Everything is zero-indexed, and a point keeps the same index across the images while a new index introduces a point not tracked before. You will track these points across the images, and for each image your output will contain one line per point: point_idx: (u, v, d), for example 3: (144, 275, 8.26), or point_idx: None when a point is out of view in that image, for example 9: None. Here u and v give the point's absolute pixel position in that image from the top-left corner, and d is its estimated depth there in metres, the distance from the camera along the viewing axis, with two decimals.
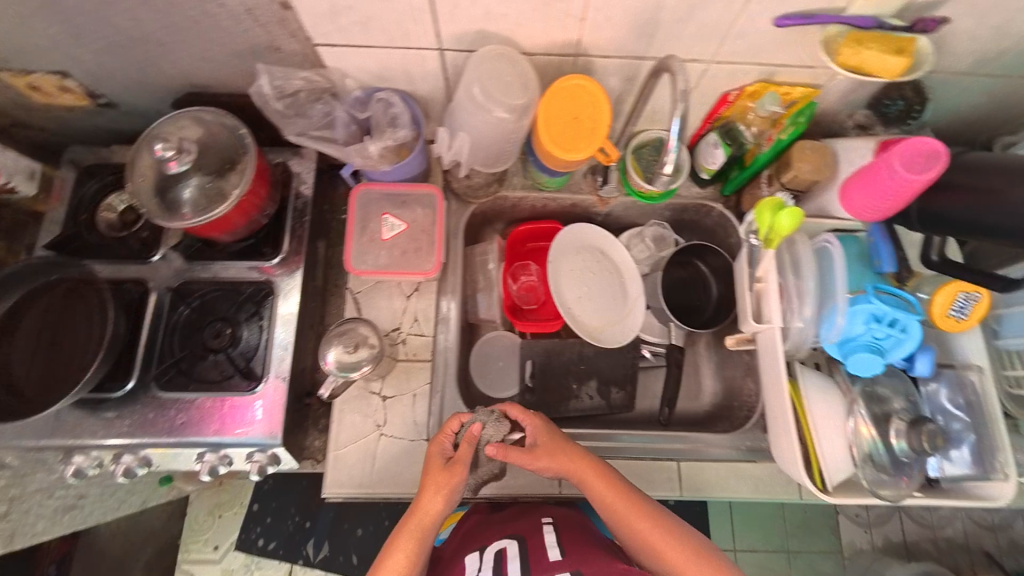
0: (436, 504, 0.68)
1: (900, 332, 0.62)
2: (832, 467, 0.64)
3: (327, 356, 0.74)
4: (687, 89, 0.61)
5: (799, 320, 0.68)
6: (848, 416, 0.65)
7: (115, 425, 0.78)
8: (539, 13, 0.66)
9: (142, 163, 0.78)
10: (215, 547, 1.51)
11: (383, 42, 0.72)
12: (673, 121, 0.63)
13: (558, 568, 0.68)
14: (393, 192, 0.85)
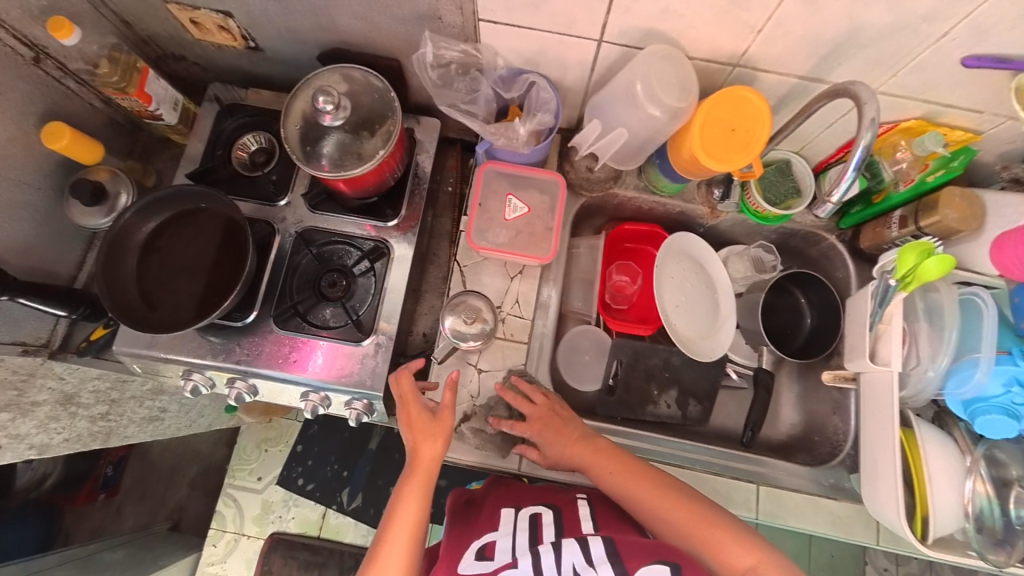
0: (434, 446, 0.73)
1: None
2: (939, 522, 0.63)
3: (445, 322, 0.81)
4: (875, 120, 0.59)
5: (929, 369, 0.68)
6: (965, 475, 0.64)
7: (233, 352, 0.83)
8: (717, 19, 0.66)
9: (297, 110, 0.82)
10: (259, 478, 1.43)
11: (545, 25, 0.72)
12: (858, 147, 0.59)
13: (590, 533, 0.65)
14: (516, 174, 0.87)
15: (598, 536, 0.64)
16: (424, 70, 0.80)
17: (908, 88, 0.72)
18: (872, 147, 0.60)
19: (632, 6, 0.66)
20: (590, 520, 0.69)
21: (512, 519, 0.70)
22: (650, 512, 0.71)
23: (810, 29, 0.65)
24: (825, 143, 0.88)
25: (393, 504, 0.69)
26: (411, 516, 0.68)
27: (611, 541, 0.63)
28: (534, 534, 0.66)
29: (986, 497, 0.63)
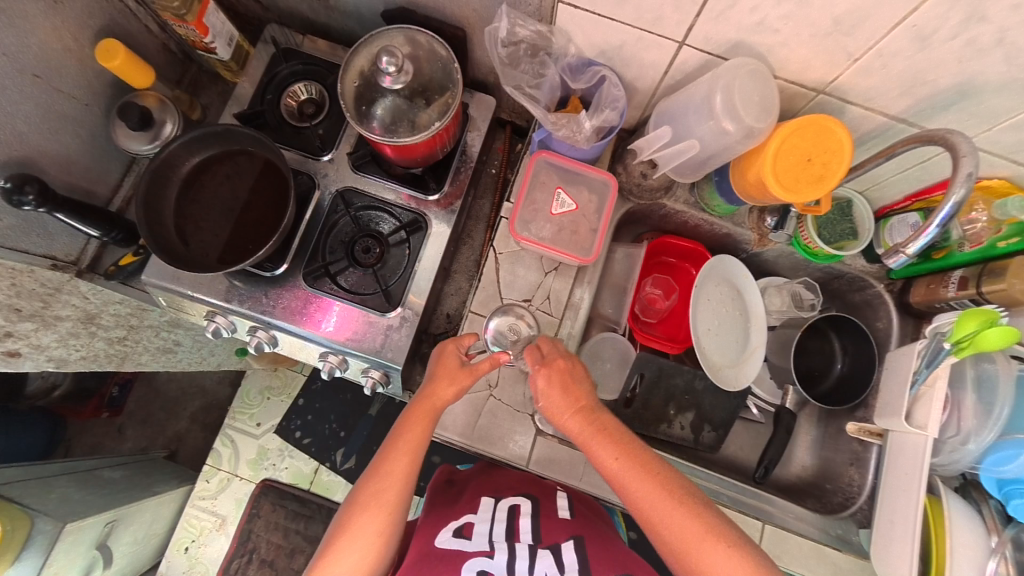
0: (447, 395, 0.72)
1: None
2: None
3: (489, 322, 0.80)
4: (975, 174, 0.55)
5: (970, 442, 0.65)
6: (990, 553, 0.62)
7: (259, 302, 0.82)
8: (814, 41, 0.62)
9: (355, 67, 0.80)
10: (259, 424, 1.45)
11: (628, 19, 0.68)
12: (951, 201, 0.55)
13: (564, 532, 0.67)
14: (568, 168, 0.84)
15: (569, 538, 0.66)
16: (494, 45, 0.76)
17: (1001, 145, 0.67)
18: (963, 202, 0.56)
19: (726, 13, 0.62)
20: (565, 512, 0.72)
21: (491, 508, 0.71)
22: (636, 492, 0.62)
23: (912, 67, 0.61)
24: (895, 187, 0.84)
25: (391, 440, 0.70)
26: (405, 464, 0.68)
27: (582, 544, 0.65)
28: (512, 526, 0.67)
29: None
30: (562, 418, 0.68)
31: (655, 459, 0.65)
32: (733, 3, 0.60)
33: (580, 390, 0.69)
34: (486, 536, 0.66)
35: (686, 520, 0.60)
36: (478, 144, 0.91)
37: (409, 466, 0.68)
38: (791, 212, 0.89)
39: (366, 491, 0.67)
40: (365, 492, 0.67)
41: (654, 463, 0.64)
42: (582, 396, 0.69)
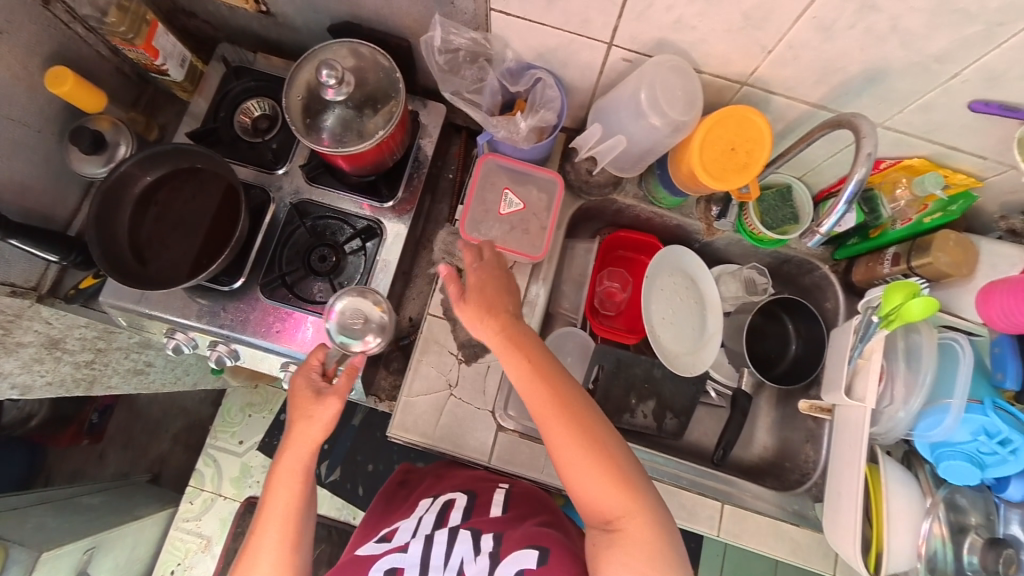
0: (314, 433, 0.70)
1: (1007, 453, 0.61)
2: (892, 559, 0.64)
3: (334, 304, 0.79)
4: (874, 154, 0.58)
5: (901, 409, 0.68)
6: (924, 515, 0.65)
7: (217, 316, 0.83)
8: (730, 36, 0.65)
9: (301, 80, 0.82)
10: (241, 441, 1.45)
11: (557, 23, 0.71)
12: (853, 180, 0.59)
13: (492, 523, 0.70)
14: (517, 169, 0.87)
15: (494, 530, 0.69)
16: (431, 54, 0.79)
17: (915, 126, 0.70)
18: (865, 181, 0.60)
19: (645, 13, 0.65)
20: (499, 508, 0.73)
21: (425, 506, 0.76)
22: (532, 410, 0.65)
23: (821, 57, 0.64)
24: (831, 170, 0.87)
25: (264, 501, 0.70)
26: (284, 520, 0.69)
27: (501, 534, 0.68)
28: (441, 516, 0.73)
29: (940, 540, 0.64)
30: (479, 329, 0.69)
31: (564, 381, 0.66)
32: (649, 3, 0.63)
33: (497, 311, 0.69)
34: (409, 530, 0.72)
35: (567, 440, 0.62)
36: (430, 150, 0.93)
37: (287, 525, 0.69)
38: (735, 202, 0.93)
39: (249, 553, 0.68)
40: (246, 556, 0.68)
41: (569, 397, 0.65)
42: (504, 315, 0.68)
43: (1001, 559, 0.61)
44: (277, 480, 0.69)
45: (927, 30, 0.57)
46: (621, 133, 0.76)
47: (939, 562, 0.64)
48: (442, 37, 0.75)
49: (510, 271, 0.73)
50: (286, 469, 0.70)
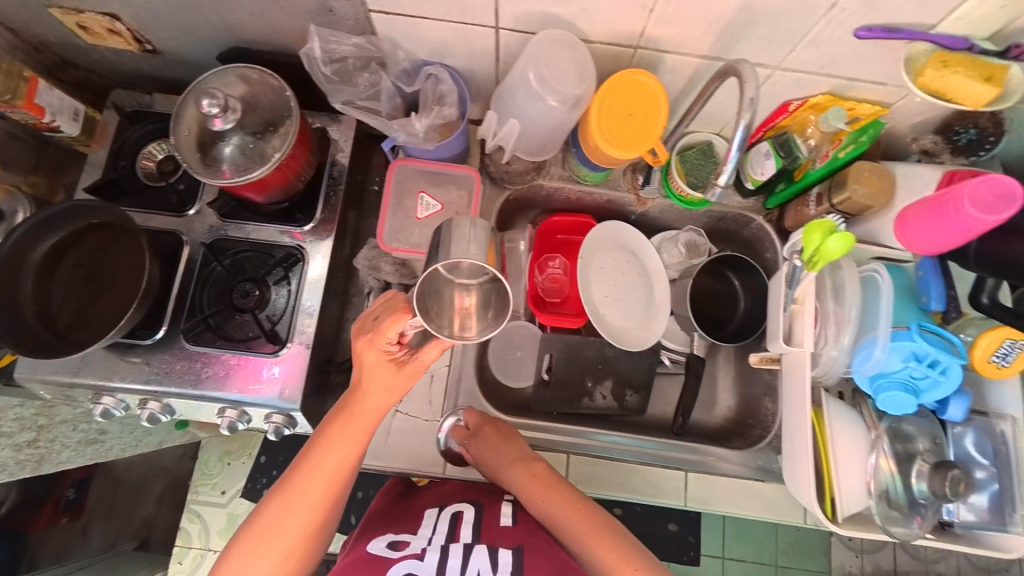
0: (381, 403, 0.70)
1: (939, 374, 0.60)
2: (845, 499, 0.64)
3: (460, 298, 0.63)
4: (757, 98, 0.59)
5: (833, 348, 0.68)
6: (870, 450, 0.65)
7: (143, 372, 0.80)
8: (608, 1, 0.63)
9: (187, 117, 0.77)
10: (223, 492, 1.40)
11: (439, 14, 0.69)
12: (737, 128, 0.60)
13: (504, 535, 0.71)
14: (432, 170, 0.84)
15: (510, 544, 0.70)
16: (314, 66, 0.74)
17: (811, 63, 0.69)
18: (751, 129, 0.62)
19: None
20: (508, 519, 0.75)
21: (433, 519, 0.73)
22: (574, 539, 0.71)
23: (701, 9, 0.63)
24: (747, 121, 0.85)
25: (308, 450, 0.70)
26: (324, 480, 0.68)
27: (520, 551, 0.68)
28: (452, 531, 0.71)
29: (888, 473, 0.64)
30: (503, 472, 0.79)
31: (591, 505, 0.74)
32: None
33: (517, 448, 0.80)
34: (425, 538, 0.70)
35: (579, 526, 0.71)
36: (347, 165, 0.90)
37: (328, 485, 0.68)
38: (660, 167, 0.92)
39: (278, 501, 0.68)
40: (271, 503, 0.68)
41: (598, 517, 0.72)
42: (523, 454, 0.80)
43: (945, 479, 0.61)
44: (328, 437, 0.69)
45: None
46: (516, 115, 0.73)
47: (887, 497, 0.64)
48: (322, 47, 0.72)
49: (507, 420, 0.85)
50: (343, 427, 0.69)
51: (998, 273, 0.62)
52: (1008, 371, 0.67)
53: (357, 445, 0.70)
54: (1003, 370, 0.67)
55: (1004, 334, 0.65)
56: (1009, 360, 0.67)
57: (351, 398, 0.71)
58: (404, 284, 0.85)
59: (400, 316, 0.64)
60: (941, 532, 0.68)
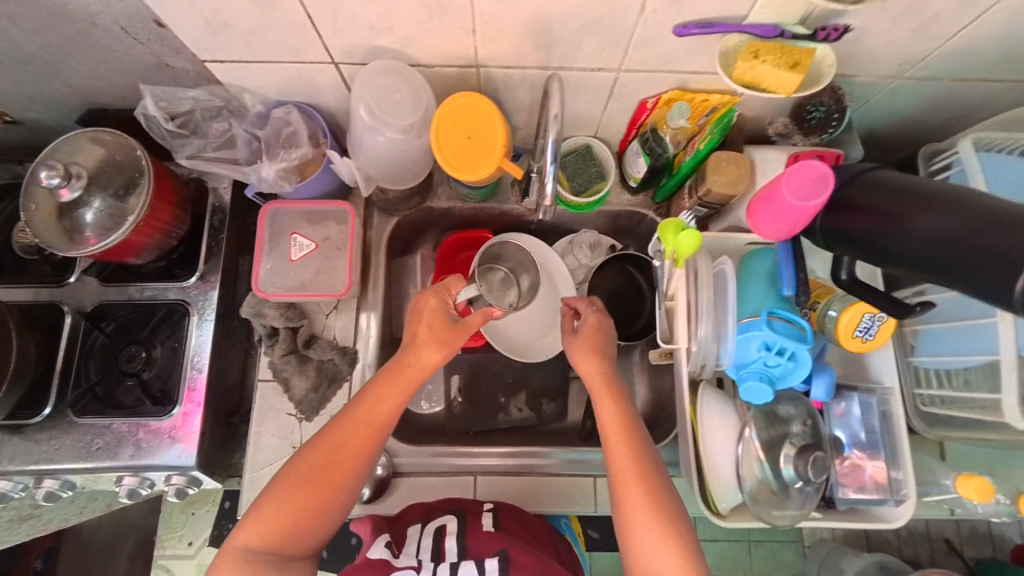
0: (431, 361, 0.71)
1: (789, 360, 0.64)
2: (722, 490, 0.68)
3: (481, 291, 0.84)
4: (560, 113, 0.58)
5: (697, 342, 0.68)
6: (739, 438, 0.69)
7: (35, 451, 0.79)
8: (427, 27, 0.62)
9: (35, 190, 0.73)
10: (190, 542, 1.19)
11: (271, 57, 0.68)
12: (545, 143, 0.59)
13: (490, 542, 0.69)
14: (307, 209, 0.83)
15: (494, 550, 0.68)
16: (154, 123, 0.75)
17: (650, 61, 0.68)
18: (562, 141, 0.60)
19: (336, 28, 0.62)
20: (491, 525, 0.73)
21: (417, 537, 0.71)
22: (615, 467, 0.65)
23: (521, 24, 0.61)
24: (615, 120, 0.83)
25: (347, 408, 0.70)
26: (364, 434, 0.68)
27: (505, 555, 0.67)
28: (437, 549, 0.68)
29: (756, 458, 0.67)
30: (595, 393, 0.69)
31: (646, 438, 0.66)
32: (332, 16, 0.60)
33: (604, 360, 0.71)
34: (414, 554, 0.68)
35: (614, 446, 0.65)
36: (231, 204, 0.88)
37: (364, 440, 0.68)
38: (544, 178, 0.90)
39: (311, 454, 0.67)
40: (303, 457, 0.67)
41: (648, 465, 0.64)
42: (614, 388, 0.69)
43: (807, 463, 0.63)
44: (375, 391, 0.69)
45: None
46: (361, 151, 0.73)
47: (757, 481, 0.66)
48: (156, 104, 0.72)
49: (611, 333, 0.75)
50: (386, 384, 0.70)
51: (845, 249, 0.60)
52: (873, 344, 0.68)
53: (399, 403, 0.70)
54: (867, 344, 0.68)
55: (862, 309, 0.67)
56: (873, 332, 0.68)
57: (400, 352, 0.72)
58: (291, 327, 0.84)
59: (461, 279, 0.78)
60: (829, 509, 0.71)
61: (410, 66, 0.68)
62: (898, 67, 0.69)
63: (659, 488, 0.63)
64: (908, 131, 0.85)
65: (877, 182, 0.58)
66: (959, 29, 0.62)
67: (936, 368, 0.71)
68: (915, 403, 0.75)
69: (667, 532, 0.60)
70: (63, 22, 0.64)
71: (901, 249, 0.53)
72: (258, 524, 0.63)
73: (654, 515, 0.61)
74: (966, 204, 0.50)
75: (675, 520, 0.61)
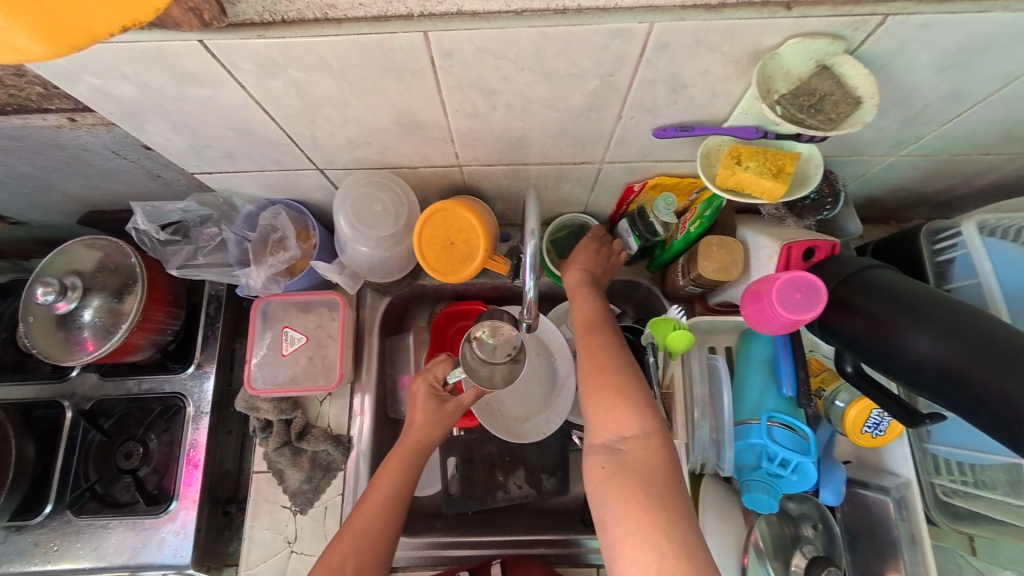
0: (436, 429, 0.77)
1: (792, 473, 0.61)
2: None
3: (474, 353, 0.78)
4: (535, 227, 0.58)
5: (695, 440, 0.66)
6: (743, 541, 0.66)
7: (35, 552, 0.79)
8: (405, 139, 0.62)
9: (33, 303, 0.75)
10: None
11: (256, 168, 0.69)
12: (524, 253, 0.58)
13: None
14: (297, 300, 0.83)
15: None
16: (146, 236, 0.77)
17: (631, 155, 0.67)
18: (541, 248, 0.60)
19: (317, 144, 0.63)
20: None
21: None
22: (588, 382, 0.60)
23: (497, 133, 0.61)
24: (604, 200, 0.82)
25: (364, 501, 0.71)
26: (381, 513, 0.69)
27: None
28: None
29: (761, 563, 0.64)
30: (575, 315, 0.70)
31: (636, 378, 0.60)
32: (311, 136, 0.61)
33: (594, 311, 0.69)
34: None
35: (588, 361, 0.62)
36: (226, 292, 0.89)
37: (379, 524, 0.69)
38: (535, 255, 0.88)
39: (337, 552, 0.66)
40: (330, 557, 0.66)
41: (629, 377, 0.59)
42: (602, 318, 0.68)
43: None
44: (388, 473, 0.73)
45: (555, 94, 0.54)
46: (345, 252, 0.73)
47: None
48: (146, 219, 0.75)
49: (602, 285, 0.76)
50: (394, 462, 0.74)
51: (847, 350, 0.59)
52: (883, 440, 0.64)
53: (410, 482, 0.73)
54: (877, 440, 0.64)
55: (871, 404, 0.63)
56: (883, 428, 0.64)
57: (406, 435, 0.77)
58: (284, 418, 0.83)
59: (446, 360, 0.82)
60: None
61: (388, 171, 0.69)
62: (890, 148, 0.67)
63: (628, 389, 0.58)
64: (906, 195, 0.82)
65: (876, 285, 0.57)
66: (950, 117, 0.60)
67: (952, 459, 0.67)
68: (933, 492, 0.71)
69: (628, 413, 0.56)
70: (56, 150, 0.66)
71: (898, 365, 0.53)
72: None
73: (619, 401, 0.57)
74: (961, 329, 0.48)
75: (636, 404, 0.56)
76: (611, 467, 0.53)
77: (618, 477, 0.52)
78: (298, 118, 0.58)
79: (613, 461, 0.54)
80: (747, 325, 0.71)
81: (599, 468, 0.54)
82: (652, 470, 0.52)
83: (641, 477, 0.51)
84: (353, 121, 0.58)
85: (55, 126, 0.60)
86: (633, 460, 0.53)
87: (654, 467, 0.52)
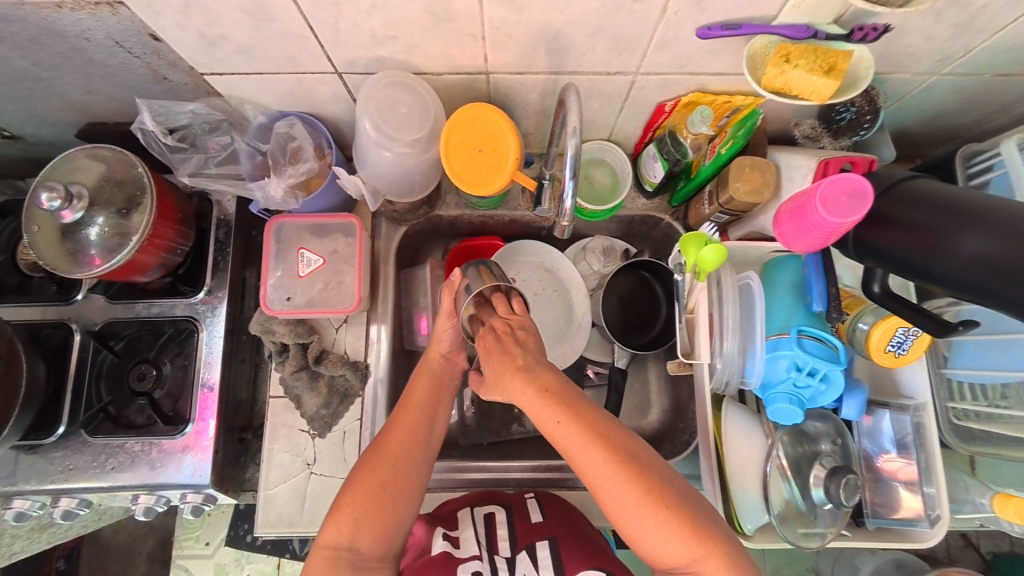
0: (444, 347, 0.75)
1: (820, 383, 0.62)
2: (748, 513, 0.66)
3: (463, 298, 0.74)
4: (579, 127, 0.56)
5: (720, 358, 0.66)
6: (766, 456, 0.67)
7: (48, 471, 0.78)
8: (433, 34, 0.59)
9: (38, 213, 0.71)
10: (206, 543, 1.05)
11: (270, 69, 0.65)
12: (565, 154, 0.56)
13: (540, 533, 0.71)
14: (312, 223, 0.81)
15: (545, 539, 0.70)
16: (152, 139, 0.74)
17: (666, 65, 0.64)
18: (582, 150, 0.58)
19: (337, 36, 0.59)
20: (539, 515, 0.74)
21: (469, 520, 0.73)
22: (563, 440, 0.59)
23: (532, 29, 0.58)
24: (630, 125, 0.79)
25: (403, 407, 0.70)
26: (422, 419, 0.69)
27: (556, 544, 0.69)
28: (489, 540, 0.71)
29: (784, 479, 0.66)
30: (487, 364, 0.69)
31: (597, 417, 0.60)
32: (332, 26, 0.57)
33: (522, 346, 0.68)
34: (473, 543, 0.70)
35: (539, 402, 0.62)
36: (234, 215, 0.85)
37: (418, 435, 0.68)
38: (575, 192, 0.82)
39: (392, 444, 0.66)
40: (375, 463, 0.64)
41: (597, 423, 0.59)
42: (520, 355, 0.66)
43: (839, 486, 0.62)
44: (424, 386, 0.72)
45: None
46: (367, 167, 0.71)
47: (783, 501, 0.65)
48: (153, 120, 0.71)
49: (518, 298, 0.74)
50: (425, 380, 0.73)
51: (886, 266, 0.58)
52: (906, 359, 0.64)
53: (440, 400, 0.72)
54: (900, 358, 0.64)
55: (896, 324, 0.62)
56: (907, 347, 0.64)
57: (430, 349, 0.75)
58: (301, 342, 0.82)
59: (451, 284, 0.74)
60: (857, 528, 0.69)
61: (415, 75, 0.66)
62: (934, 64, 0.64)
63: (601, 432, 0.58)
64: (939, 126, 0.80)
65: (917, 197, 0.56)
66: (1005, 23, 0.57)
67: (971, 381, 0.68)
68: (947, 416, 0.72)
69: (623, 474, 0.55)
70: (55, 39, 0.62)
71: (941, 271, 0.52)
72: (339, 528, 0.60)
73: (612, 460, 0.56)
74: (1012, 227, 0.48)
75: (621, 451, 0.57)
76: (645, 512, 0.54)
77: (641, 506, 0.54)
78: (321, 2, 0.53)
79: (644, 527, 0.55)
80: (775, 252, 0.71)
81: (619, 500, 0.55)
82: (671, 494, 0.55)
83: (658, 494, 0.55)
84: (379, 6, 0.54)
85: (55, 3, 0.57)
86: (654, 499, 0.55)
87: (671, 492, 0.55)
